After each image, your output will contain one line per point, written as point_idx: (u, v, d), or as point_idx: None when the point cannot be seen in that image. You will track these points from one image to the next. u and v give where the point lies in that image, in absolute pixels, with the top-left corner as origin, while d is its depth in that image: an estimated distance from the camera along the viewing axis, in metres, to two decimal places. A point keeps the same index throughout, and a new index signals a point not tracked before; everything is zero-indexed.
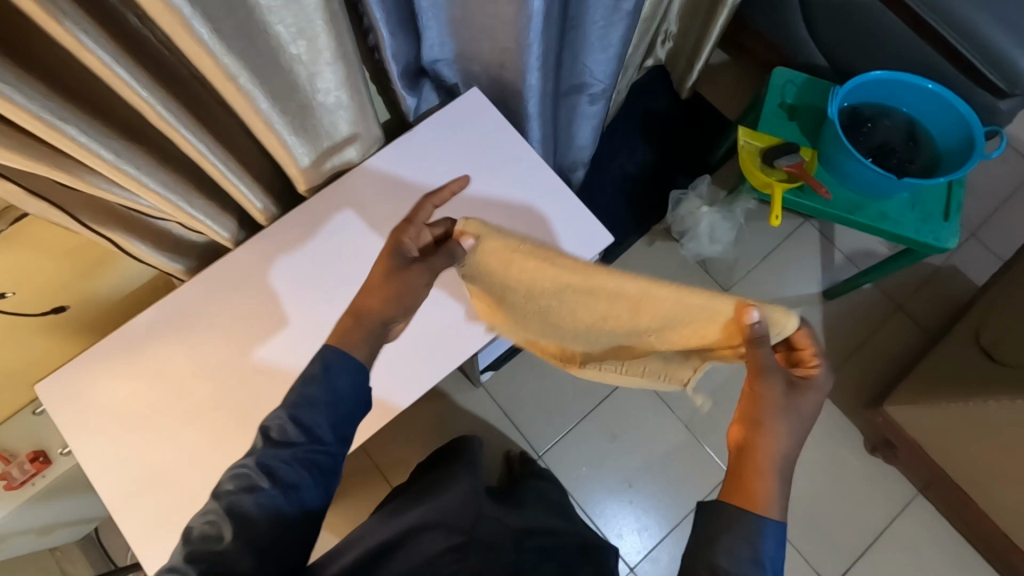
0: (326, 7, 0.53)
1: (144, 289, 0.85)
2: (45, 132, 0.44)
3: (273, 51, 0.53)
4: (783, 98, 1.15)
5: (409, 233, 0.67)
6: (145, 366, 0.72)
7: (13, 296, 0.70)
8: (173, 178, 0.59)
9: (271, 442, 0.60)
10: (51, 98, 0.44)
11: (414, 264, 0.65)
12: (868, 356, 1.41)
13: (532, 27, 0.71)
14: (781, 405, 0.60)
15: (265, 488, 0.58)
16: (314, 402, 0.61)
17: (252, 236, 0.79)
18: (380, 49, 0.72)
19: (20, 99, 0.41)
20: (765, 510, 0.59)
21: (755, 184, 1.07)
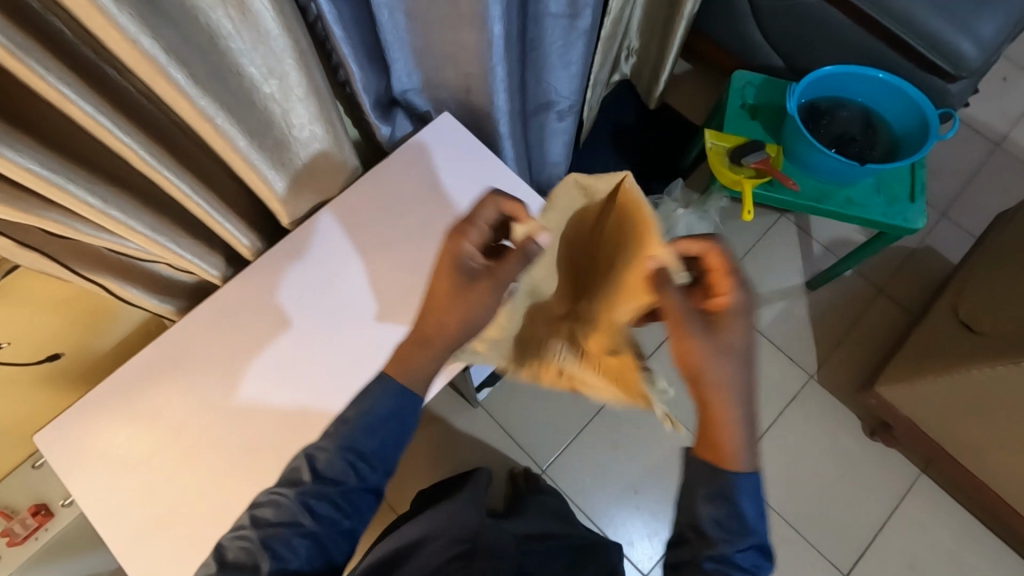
0: (295, 46, 0.56)
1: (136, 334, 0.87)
2: (36, 184, 0.47)
3: (246, 91, 0.56)
4: (744, 99, 1.19)
5: (470, 237, 0.64)
6: (143, 407, 0.73)
7: (8, 346, 0.72)
8: (160, 220, 0.61)
9: (315, 480, 0.64)
10: (39, 151, 0.46)
11: (481, 280, 0.63)
12: (857, 342, 1.43)
13: (493, 50, 0.75)
14: (710, 350, 0.61)
15: (306, 524, 0.63)
16: (362, 439, 0.65)
17: (240, 272, 0.81)
18: (351, 83, 0.75)
19: (10, 154, 0.43)
20: (732, 463, 0.63)
21: (725, 182, 1.11)
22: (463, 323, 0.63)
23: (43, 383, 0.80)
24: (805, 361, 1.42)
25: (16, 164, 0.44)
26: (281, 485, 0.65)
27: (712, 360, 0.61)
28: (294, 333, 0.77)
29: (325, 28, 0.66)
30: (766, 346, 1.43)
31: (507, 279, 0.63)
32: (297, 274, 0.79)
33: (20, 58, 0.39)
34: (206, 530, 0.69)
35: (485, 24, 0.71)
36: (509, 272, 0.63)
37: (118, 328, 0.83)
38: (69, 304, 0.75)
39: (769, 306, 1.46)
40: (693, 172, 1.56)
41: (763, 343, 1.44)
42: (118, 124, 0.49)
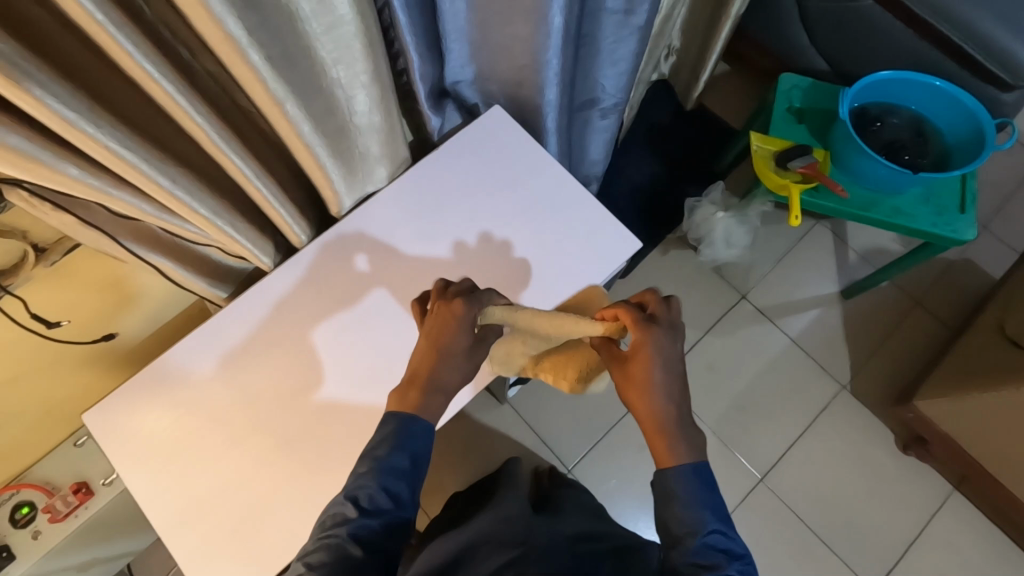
0: (365, 34, 0.55)
1: (181, 318, 0.87)
2: (113, 162, 0.47)
3: (316, 77, 0.56)
4: (791, 103, 1.17)
5: (442, 304, 0.69)
6: (188, 393, 0.73)
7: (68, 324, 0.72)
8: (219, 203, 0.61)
9: (361, 511, 0.61)
10: (119, 130, 0.46)
11: (455, 340, 0.67)
12: (892, 353, 1.41)
13: (551, 43, 0.74)
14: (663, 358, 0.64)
15: (359, 556, 0.59)
16: (398, 470, 0.64)
17: (287, 260, 0.80)
18: (408, 72, 0.74)
19: (94, 132, 0.43)
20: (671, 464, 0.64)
21: (770, 186, 1.08)
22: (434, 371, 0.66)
23: (91, 363, 0.80)
24: (839, 371, 1.40)
25: (97, 142, 0.44)
26: (326, 529, 0.61)
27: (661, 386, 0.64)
28: (340, 324, 0.76)
29: (391, 15, 0.66)
30: (798, 354, 1.41)
31: (483, 343, 0.68)
32: (347, 264, 0.79)
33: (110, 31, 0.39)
34: (249, 518, 0.69)
35: (546, 16, 0.71)
36: (485, 348, 0.69)
37: (168, 313, 0.84)
38: (126, 289, 0.75)
39: (803, 314, 1.44)
40: (730, 174, 1.53)
41: (796, 352, 1.42)
42: (192, 107, 0.49)
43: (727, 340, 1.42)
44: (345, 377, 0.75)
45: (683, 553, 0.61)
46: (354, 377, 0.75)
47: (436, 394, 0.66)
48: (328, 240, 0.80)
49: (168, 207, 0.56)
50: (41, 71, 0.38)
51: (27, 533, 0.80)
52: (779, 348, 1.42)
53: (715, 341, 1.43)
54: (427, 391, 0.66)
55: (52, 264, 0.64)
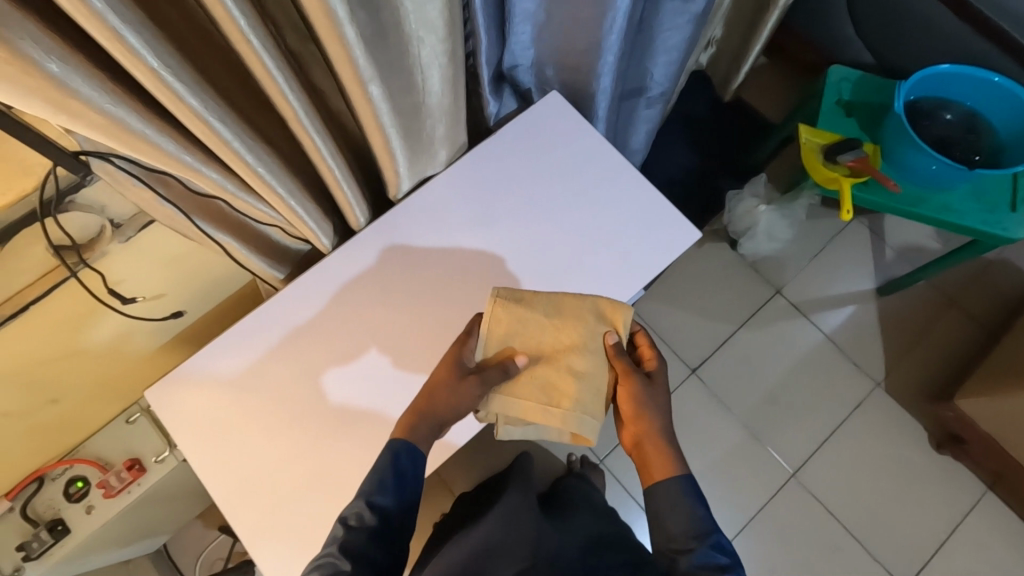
0: (450, 13, 0.55)
1: (234, 298, 0.87)
2: (207, 137, 0.46)
3: (399, 55, 0.55)
4: (839, 96, 1.15)
5: (467, 344, 0.70)
6: (247, 371, 0.74)
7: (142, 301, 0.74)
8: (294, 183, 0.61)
9: (348, 527, 0.62)
10: (215, 103, 0.45)
11: (468, 376, 0.68)
12: (927, 352, 1.39)
13: (617, 26, 0.73)
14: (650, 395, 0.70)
15: (348, 570, 0.60)
16: (383, 484, 0.64)
17: (345, 242, 0.81)
18: (475, 54, 0.73)
19: (195, 105, 0.42)
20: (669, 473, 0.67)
21: (819, 180, 1.07)
22: (450, 404, 0.66)
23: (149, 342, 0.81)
24: (872, 369, 1.39)
25: (197, 116, 0.43)
26: (321, 547, 0.62)
27: (652, 410, 0.69)
28: (398, 309, 0.76)
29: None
30: (832, 350, 1.41)
31: (490, 380, 0.68)
32: (407, 250, 0.79)
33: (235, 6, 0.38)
34: (309, 497, 0.70)
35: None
36: (494, 376, 0.68)
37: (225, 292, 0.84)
38: (191, 268, 0.76)
39: (837, 309, 1.43)
40: (766, 167, 1.52)
41: (830, 348, 1.41)
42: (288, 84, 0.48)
43: (761, 334, 1.42)
44: (405, 365, 0.75)
45: (689, 559, 0.64)
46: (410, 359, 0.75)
47: (436, 426, 0.67)
48: (388, 224, 0.80)
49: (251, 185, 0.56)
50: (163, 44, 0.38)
51: (80, 507, 0.81)
52: (813, 344, 1.41)
53: (749, 334, 1.42)
54: (429, 424, 0.67)
55: (127, 238, 0.64)
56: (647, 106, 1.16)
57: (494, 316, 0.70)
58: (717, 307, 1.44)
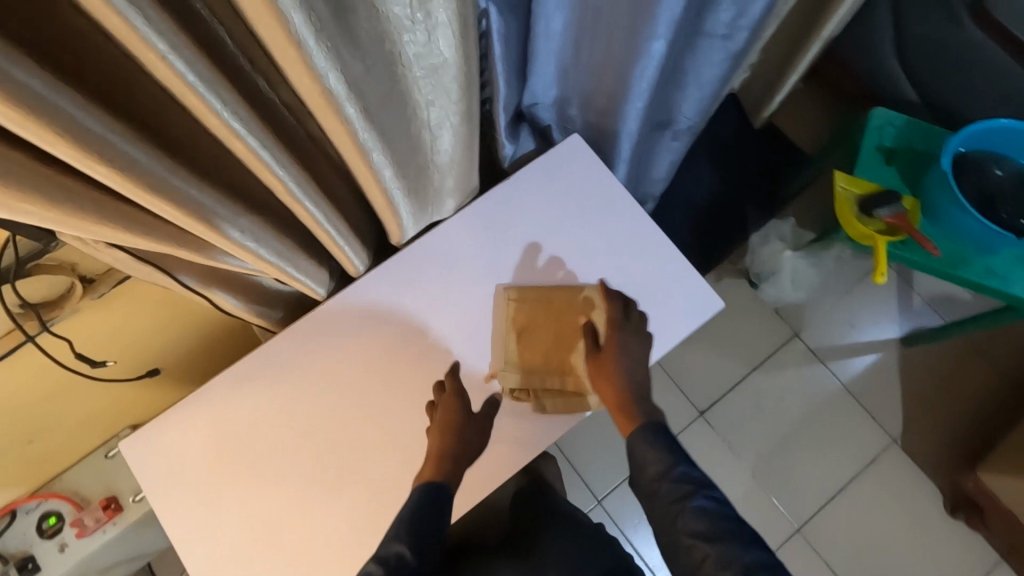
0: (466, 74, 0.49)
1: (223, 330, 0.83)
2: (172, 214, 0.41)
3: (405, 120, 0.49)
4: (881, 141, 1.08)
5: (442, 397, 0.70)
6: (229, 427, 0.71)
7: (114, 362, 0.76)
8: (274, 243, 0.56)
9: None
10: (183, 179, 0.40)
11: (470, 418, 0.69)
12: (950, 408, 1.32)
13: (643, 72, 0.66)
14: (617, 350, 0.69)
15: None
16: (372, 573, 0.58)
17: (342, 289, 0.76)
18: (492, 100, 0.67)
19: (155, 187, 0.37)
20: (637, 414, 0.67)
21: (852, 234, 1.01)
22: (457, 455, 0.67)
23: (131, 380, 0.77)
24: (890, 423, 1.32)
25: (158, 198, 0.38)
26: None
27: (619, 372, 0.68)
28: (392, 368, 0.73)
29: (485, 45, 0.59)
30: (848, 400, 1.34)
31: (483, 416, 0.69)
32: (407, 300, 0.75)
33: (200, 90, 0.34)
34: (286, 563, 0.68)
35: (648, 45, 0.62)
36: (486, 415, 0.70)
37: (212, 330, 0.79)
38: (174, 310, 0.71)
39: (858, 357, 1.37)
40: (793, 202, 1.44)
41: (846, 398, 1.35)
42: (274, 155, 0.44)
43: (774, 378, 1.36)
44: (398, 425, 0.72)
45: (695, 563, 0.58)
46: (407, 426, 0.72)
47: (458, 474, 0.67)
48: (390, 273, 0.75)
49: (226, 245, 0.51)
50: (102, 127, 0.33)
51: (53, 545, 0.78)
52: (828, 392, 1.35)
53: (762, 378, 1.36)
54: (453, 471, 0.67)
55: (99, 294, 0.69)
56: (673, 138, 1.09)
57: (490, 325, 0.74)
58: (730, 346, 1.38)
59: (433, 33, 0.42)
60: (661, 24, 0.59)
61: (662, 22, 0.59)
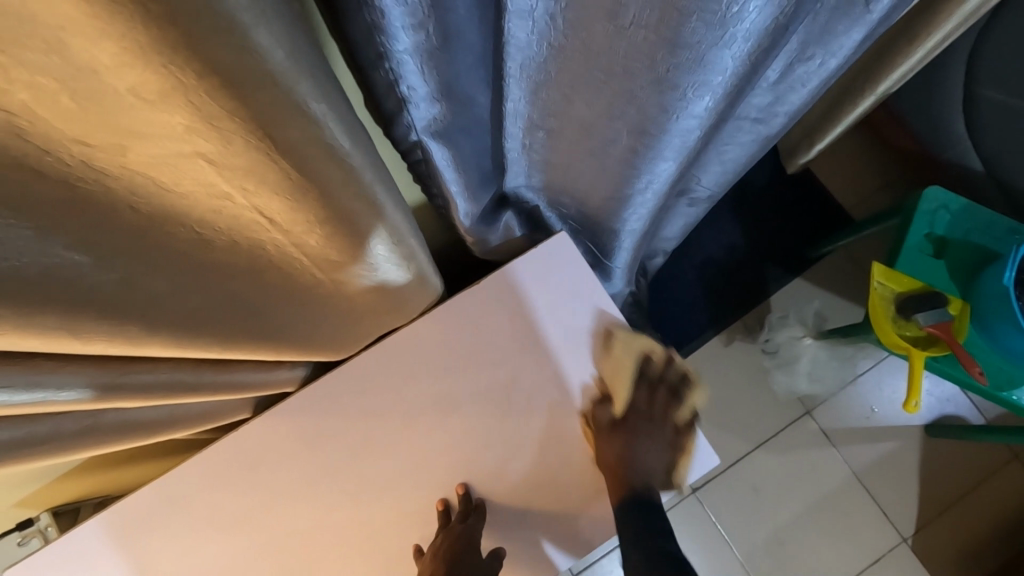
0: (392, 225, 0.40)
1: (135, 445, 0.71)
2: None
3: (308, 270, 0.41)
4: (930, 229, 0.93)
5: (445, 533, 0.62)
6: (137, 557, 0.65)
7: None
8: (133, 415, 0.51)
9: None
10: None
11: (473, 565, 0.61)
12: (970, 509, 1.20)
13: (643, 185, 0.56)
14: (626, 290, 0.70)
15: None
16: None
17: (279, 401, 0.69)
18: (448, 207, 0.56)
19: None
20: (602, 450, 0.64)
21: (885, 342, 0.88)
22: None
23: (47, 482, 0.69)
24: (900, 521, 1.21)
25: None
26: None
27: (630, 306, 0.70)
28: (327, 500, 0.66)
29: (426, 168, 0.50)
30: (857, 490, 1.22)
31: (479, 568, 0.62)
32: (346, 423, 0.67)
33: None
34: None
35: (648, 163, 0.52)
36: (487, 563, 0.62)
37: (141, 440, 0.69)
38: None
39: (875, 444, 1.24)
40: (821, 262, 1.29)
41: (856, 488, 1.23)
42: (57, 374, 0.36)
43: (778, 460, 1.24)
44: (328, 560, 0.66)
45: None
46: (340, 566, 0.66)
47: None
48: (333, 388, 0.68)
49: (58, 442, 0.44)
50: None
51: None
52: (836, 480, 1.23)
53: (763, 457, 1.25)
54: None
55: None
56: (689, 205, 0.95)
57: (444, 457, 0.66)
58: (735, 420, 1.26)
59: (336, 218, 0.34)
60: (666, 150, 0.49)
61: (666, 146, 0.49)
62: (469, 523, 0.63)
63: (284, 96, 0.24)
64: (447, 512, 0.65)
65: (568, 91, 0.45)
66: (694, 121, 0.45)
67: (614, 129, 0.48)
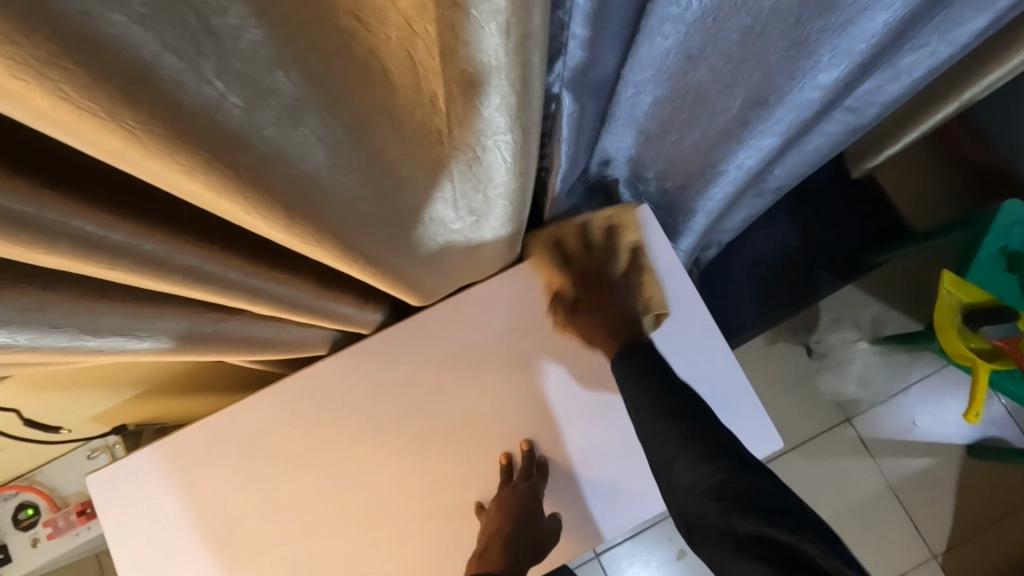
0: (521, 164, 0.42)
1: (209, 374, 0.74)
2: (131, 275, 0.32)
3: (426, 198, 0.43)
4: (1006, 242, 0.90)
5: (507, 494, 0.64)
6: (203, 480, 0.68)
7: (69, 430, 0.75)
8: (259, 332, 0.53)
9: None
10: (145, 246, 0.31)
11: (533, 522, 0.64)
12: (1006, 535, 1.18)
13: (738, 160, 0.57)
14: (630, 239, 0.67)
15: None
16: None
17: (350, 344, 0.70)
18: (549, 171, 0.56)
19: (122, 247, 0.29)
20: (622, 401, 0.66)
21: (948, 351, 0.87)
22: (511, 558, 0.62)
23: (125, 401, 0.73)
24: (932, 537, 1.19)
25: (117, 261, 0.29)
26: None
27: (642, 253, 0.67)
28: (387, 446, 0.68)
29: (549, 127, 0.50)
30: (891, 503, 1.21)
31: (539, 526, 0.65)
32: (413, 373, 0.69)
33: (91, 255, 0.28)
34: None
35: (753, 134, 0.53)
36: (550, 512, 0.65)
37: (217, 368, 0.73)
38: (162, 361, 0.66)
39: (913, 459, 1.22)
40: (876, 272, 1.27)
41: (890, 501, 1.21)
42: (230, 274, 0.39)
43: (812, 464, 1.24)
44: (386, 504, 0.67)
45: None
46: (395, 511, 0.67)
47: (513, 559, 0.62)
48: (404, 337, 0.69)
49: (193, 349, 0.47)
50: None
51: (26, 537, 0.80)
52: (869, 491, 1.22)
53: (797, 460, 1.24)
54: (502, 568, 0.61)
55: None
56: (756, 196, 0.93)
57: (507, 415, 0.68)
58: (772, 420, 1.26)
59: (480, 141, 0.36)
60: (774, 124, 0.52)
61: (778, 115, 0.50)
62: (533, 487, 0.65)
63: (506, 27, 0.25)
64: (510, 467, 0.66)
65: (694, 54, 0.45)
66: (814, 90, 0.47)
67: (728, 98, 0.50)
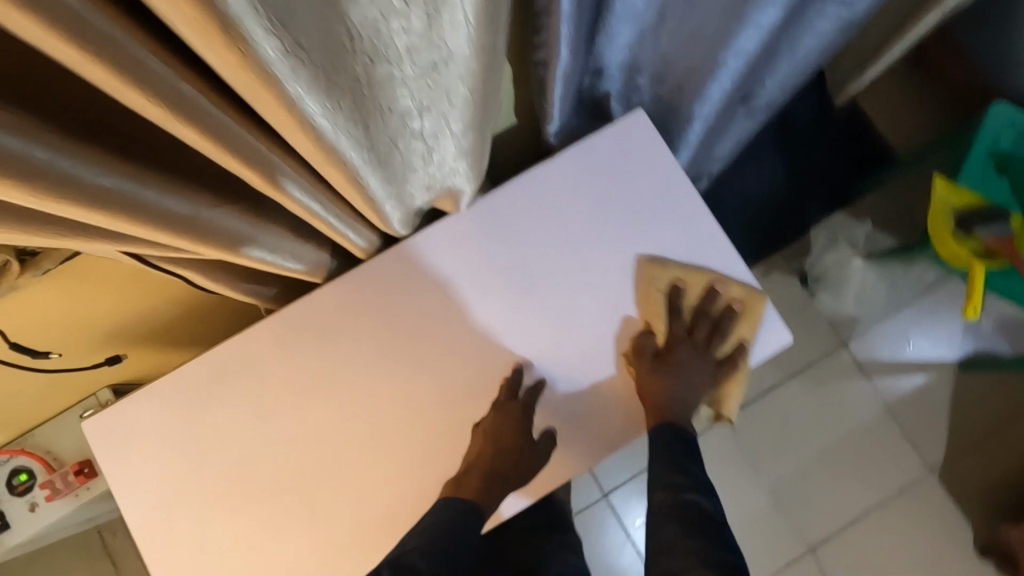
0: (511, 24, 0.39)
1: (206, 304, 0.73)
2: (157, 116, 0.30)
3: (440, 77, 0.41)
4: (995, 144, 0.91)
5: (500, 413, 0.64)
6: (205, 421, 0.66)
7: (60, 355, 0.68)
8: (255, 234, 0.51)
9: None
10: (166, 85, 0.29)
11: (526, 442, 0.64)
12: (1000, 446, 1.21)
13: (743, 43, 0.55)
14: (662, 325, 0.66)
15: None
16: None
17: (349, 272, 0.69)
18: (547, 67, 0.56)
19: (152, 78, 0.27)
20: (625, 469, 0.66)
21: (943, 254, 0.87)
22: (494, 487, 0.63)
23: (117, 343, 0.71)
24: (930, 452, 1.22)
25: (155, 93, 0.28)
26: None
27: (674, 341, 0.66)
28: (393, 373, 0.67)
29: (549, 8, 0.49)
30: (889, 423, 1.23)
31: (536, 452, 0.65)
32: (417, 297, 0.68)
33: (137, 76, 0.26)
34: (265, 553, 0.64)
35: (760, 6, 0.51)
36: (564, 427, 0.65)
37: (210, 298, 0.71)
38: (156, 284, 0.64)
39: (908, 378, 1.24)
40: (864, 198, 1.27)
41: (887, 420, 1.23)
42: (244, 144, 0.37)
43: (811, 391, 1.25)
44: (396, 433, 0.66)
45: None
46: (405, 438, 0.66)
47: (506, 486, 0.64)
48: (405, 261, 0.68)
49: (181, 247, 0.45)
50: (15, 133, 0.26)
51: (23, 503, 0.77)
52: (867, 412, 1.24)
53: (797, 388, 1.25)
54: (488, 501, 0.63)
55: (44, 270, 0.52)
56: (746, 116, 0.92)
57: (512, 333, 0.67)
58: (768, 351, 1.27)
59: None
60: None
61: None
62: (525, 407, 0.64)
63: None
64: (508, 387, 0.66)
65: None
66: None
67: None
